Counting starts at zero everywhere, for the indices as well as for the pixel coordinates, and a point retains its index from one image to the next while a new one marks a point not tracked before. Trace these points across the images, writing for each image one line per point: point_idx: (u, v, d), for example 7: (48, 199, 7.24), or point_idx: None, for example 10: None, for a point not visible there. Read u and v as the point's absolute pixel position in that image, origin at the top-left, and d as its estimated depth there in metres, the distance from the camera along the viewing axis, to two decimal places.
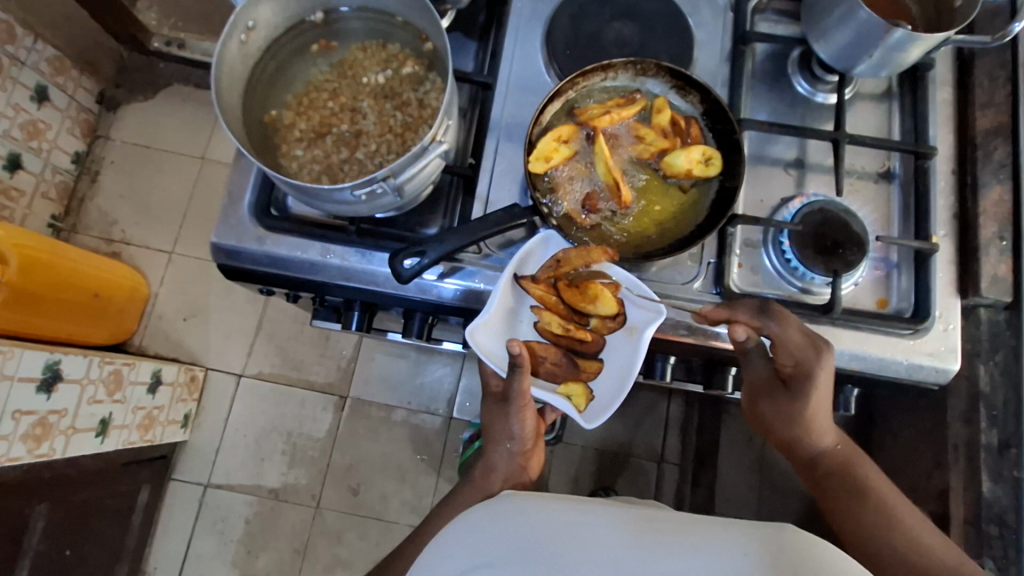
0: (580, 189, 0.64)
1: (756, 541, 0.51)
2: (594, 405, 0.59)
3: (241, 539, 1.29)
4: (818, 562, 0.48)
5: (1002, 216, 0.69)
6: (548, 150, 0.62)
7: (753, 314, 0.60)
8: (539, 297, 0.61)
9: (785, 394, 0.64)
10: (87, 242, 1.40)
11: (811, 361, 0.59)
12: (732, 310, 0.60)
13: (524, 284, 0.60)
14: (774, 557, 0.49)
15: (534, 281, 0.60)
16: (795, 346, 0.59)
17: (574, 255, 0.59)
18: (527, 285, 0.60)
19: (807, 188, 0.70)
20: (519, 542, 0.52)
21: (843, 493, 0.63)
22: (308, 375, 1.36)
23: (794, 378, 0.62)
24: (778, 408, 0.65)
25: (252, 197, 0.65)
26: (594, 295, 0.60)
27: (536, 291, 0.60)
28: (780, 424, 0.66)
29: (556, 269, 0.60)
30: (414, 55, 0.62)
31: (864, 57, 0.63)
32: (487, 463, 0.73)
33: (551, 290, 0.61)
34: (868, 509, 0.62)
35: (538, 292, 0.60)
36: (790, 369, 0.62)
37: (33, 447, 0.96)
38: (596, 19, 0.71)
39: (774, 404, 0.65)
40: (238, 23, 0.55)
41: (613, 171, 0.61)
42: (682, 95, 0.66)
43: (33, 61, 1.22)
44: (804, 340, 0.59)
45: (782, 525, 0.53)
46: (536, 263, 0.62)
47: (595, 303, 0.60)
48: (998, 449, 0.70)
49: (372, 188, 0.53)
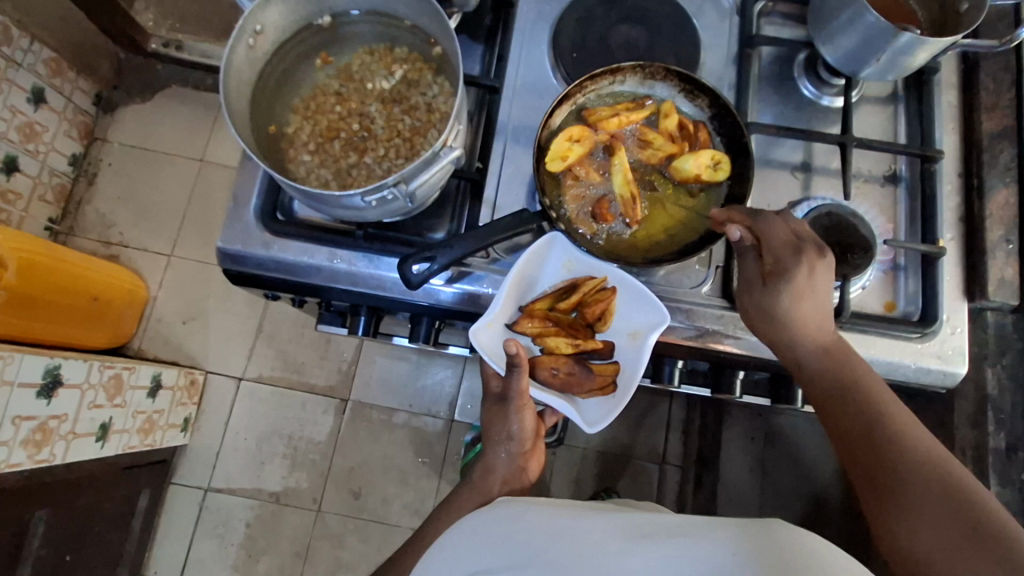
0: (593, 195, 0.63)
1: (746, 541, 0.50)
2: (604, 409, 0.59)
3: (242, 543, 1.28)
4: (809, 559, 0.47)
5: (1009, 220, 0.69)
6: (562, 151, 0.62)
7: (745, 214, 0.59)
8: (537, 333, 0.61)
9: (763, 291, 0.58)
10: (84, 245, 1.39)
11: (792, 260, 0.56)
12: (728, 210, 0.59)
13: (519, 322, 0.60)
14: (764, 556, 0.48)
15: (530, 320, 0.61)
16: (779, 242, 0.57)
17: (564, 288, 0.62)
18: (521, 325, 0.60)
19: (814, 192, 0.70)
20: (517, 547, 0.52)
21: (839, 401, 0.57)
22: (309, 379, 1.36)
23: (775, 274, 0.57)
24: (759, 312, 0.59)
25: (258, 201, 0.65)
26: (599, 315, 0.61)
27: (532, 327, 0.61)
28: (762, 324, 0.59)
29: (547, 301, 0.62)
30: (422, 60, 0.61)
31: (871, 61, 0.64)
32: (486, 465, 0.72)
33: (547, 321, 0.62)
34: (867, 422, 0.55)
35: (535, 327, 0.61)
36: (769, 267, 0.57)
37: (33, 453, 0.95)
38: (602, 22, 0.71)
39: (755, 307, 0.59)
40: (246, 28, 0.55)
41: (630, 184, 0.61)
42: (691, 98, 0.66)
43: (30, 62, 1.20)
44: (791, 238, 0.57)
45: (775, 525, 0.52)
46: (537, 287, 0.63)
47: (601, 321, 0.62)
48: (1004, 452, 0.71)
49: (383, 194, 0.53)
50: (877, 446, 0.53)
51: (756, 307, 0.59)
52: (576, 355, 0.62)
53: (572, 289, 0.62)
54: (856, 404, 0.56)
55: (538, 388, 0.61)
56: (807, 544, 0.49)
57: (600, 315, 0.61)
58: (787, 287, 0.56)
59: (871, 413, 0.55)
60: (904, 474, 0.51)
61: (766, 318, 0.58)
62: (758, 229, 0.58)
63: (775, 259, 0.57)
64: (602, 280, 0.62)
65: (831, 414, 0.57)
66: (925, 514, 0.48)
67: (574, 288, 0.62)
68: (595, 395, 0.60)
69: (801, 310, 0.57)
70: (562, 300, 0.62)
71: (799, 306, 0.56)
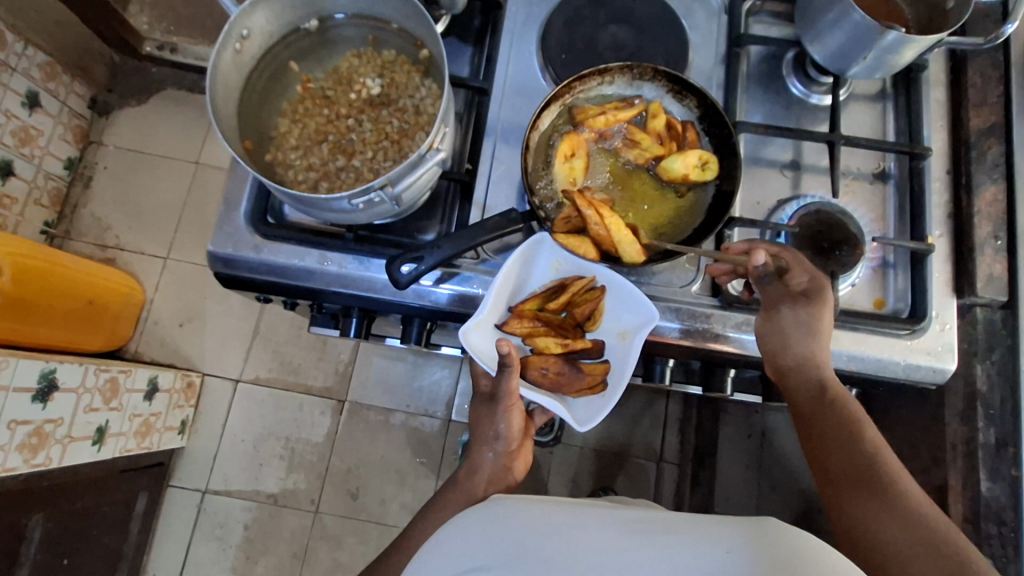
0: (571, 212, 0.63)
1: (742, 539, 0.50)
2: (594, 408, 0.59)
3: (241, 545, 1.28)
4: (803, 554, 0.47)
5: (997, 215, 0.70)
6: (568, 175, 0.62)
7: (772, 243, 0.62)
8: (526, 333, 0.61)
9: (801, 307, 0.60)
10: (79, 249, 1.39)
11: (824, 279, 0.61)
12: (752, 242, 0.62)
13: (509, 323, 0.60)
14: (758, 554, 0.48)
15: (520, 319, 0.61)
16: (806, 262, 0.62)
17: (558, 286, 0.62)
18: (511, 326, 0.60)
19: (803, 190, 0.70)
20: (511, 543, 0.52)
21: (809, 408, 0.60)
22: (306, 380, 1.36)
23: (806, 292, 0.60)
24: (795, 325, 0.60)
25: (249, 205, 0.65)
26: (591, 312, 0.62)
27: (522, 327, 0.61)
28: (797, 338, 0.60)
29: (536, 300, 0.62)
30: (409, 62, 0.62)
31: (859, 59, 0.64)
32: (471, 465, 0.72)
33: (536, 321, 0.61)
34: (832, 426, 0.59)
35: (525, 328, 0.61)
36: (801, 284, 0.61)
37: (29, 457, 0.95)
38: (591, 23, 0.71)
39: (791, 321, 0.60)
40: (233, 33, 0.55)
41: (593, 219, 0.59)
42: (678, 99, 0.67)
43: (24, 66, 1.21)
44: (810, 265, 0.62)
45: (771, 520, 0.52)
46: (525, 288, 0.63)
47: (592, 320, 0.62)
48: (995, 447, 0.71)
49: (370, 197, 0.53)
50: (846, 450, 0.57)
51: (780, 327, 0.61)
52: (566, 355, 0.62)
53: (561, 288, 0.62)
54: (834, 407, 0.59)
55: (527, 388, 0.60)
56: (804, 539, 0.49)
57: (589, 315, 0.62)
58: (812, 304, 0.59)
59: (843, 416, 0.59)
60: (867, 470, 0.56)
61: (804, 331, 0.59)
62: (779, 259, 0.62)
63: (801, 281, 0.61)
64: (591, 278, 0.62)
65: (799, 409, 0.61)
66: (882, 510, 0.53)
67: (565, 287, 0.62)
68: (585, 394, 0.60)
69: (821, 325, 0.59)
70: (551, 299, 0.62)
71: (822, 324, 0.60)
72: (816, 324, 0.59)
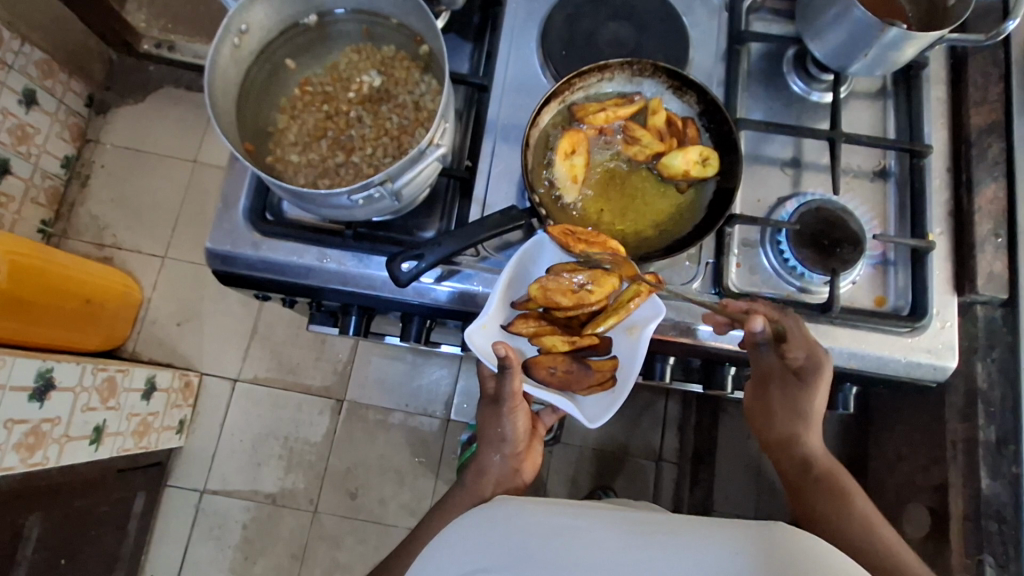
0: (570, 210, 0.63)
1: (747, 543, 0.50)
2: (604, 405, 0.59)
3: (239, 545, 1.28)
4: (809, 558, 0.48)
5: (998, 213, 0.69)
6: (569, 174, 0.62)
7: (771, 305, 0.61)
8: (533, 332, 0.60)
9: (794, 385, 0.62)
10: (76, 247, 1.38)
11: (820, 357, 0.61)
12: (751, 301, 0.61)
13: (514, 323, 0.60)
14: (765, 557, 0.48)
15: (526, 319, 0.60)
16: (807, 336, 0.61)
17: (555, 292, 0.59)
18: (517, 326, 0.60)
19: (803, 188, 0.70)
20: (515, 545, 0.52)
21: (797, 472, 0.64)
22: (304, 380, 1.36)
23: (802, 371, 0.62)
24: (784, 403, 0.64)
25: (247, 201, 0.65)
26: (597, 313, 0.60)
27: (528, 327, 0.60)
28: (784, 414, 0.64)
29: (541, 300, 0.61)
30: (408, 58, 0.61)
31: (860, 56, 0.63)
32: (479, 467, 0.71)
33: (542, 320, 0.61)
34: (817, 487, 0.62)
35: (532, 328, 0.60)
36: (798, 361, 0.61)
37: (26, 456, 0.95)
38: (591, 20, 0.71)
39: (782, 398, 0.64)
40: (231, 28, 0.55)
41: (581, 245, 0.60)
42: (679, 95, 0.66)
43: (21, 64, 1.20)
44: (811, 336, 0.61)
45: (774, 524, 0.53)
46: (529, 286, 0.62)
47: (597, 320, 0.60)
48: (996, 446, 0.70)
49: (370, 192, 0.53)
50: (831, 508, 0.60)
51: (768, 401, 0.66)
52: (573, 352, 0.61)
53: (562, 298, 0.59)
54: (820, 481, 0.62)
55: (536, 386, 0.60)
56: (809, 541, 0.49)
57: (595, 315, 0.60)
58: (805, 384, 0.61)
59: (829, 480, 0.62)
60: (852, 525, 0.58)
61: (792, 411, 0.64)
62: (779, 324, 0.61)
63: (799, 357, 0.61)
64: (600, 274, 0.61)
65: (788, 477, 0.65)
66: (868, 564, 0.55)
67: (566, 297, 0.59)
68: (595, 391, 0.60)
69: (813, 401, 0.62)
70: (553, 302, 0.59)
71: (814, 403, 0.62)
72: (808, 404, 0.62)
